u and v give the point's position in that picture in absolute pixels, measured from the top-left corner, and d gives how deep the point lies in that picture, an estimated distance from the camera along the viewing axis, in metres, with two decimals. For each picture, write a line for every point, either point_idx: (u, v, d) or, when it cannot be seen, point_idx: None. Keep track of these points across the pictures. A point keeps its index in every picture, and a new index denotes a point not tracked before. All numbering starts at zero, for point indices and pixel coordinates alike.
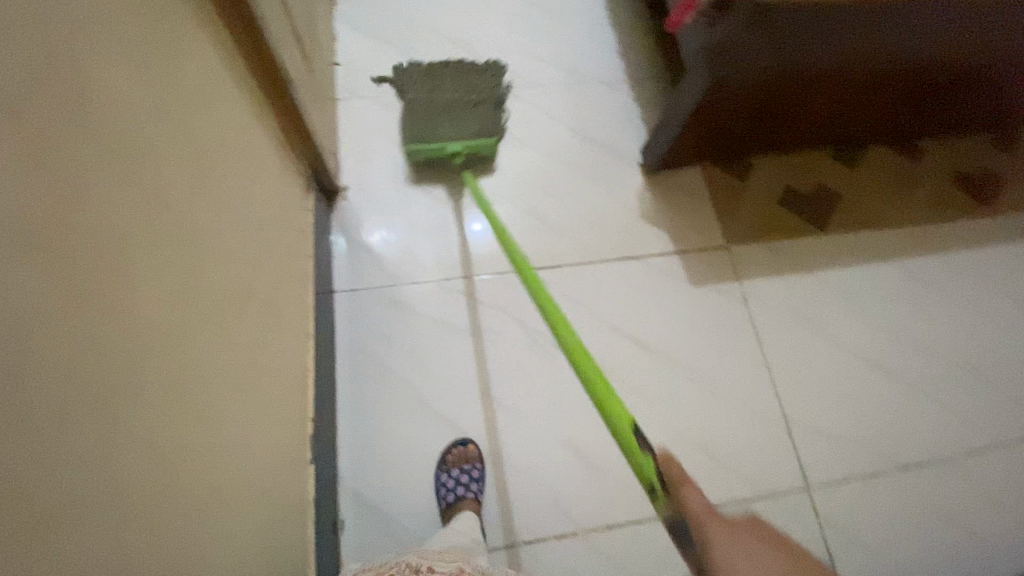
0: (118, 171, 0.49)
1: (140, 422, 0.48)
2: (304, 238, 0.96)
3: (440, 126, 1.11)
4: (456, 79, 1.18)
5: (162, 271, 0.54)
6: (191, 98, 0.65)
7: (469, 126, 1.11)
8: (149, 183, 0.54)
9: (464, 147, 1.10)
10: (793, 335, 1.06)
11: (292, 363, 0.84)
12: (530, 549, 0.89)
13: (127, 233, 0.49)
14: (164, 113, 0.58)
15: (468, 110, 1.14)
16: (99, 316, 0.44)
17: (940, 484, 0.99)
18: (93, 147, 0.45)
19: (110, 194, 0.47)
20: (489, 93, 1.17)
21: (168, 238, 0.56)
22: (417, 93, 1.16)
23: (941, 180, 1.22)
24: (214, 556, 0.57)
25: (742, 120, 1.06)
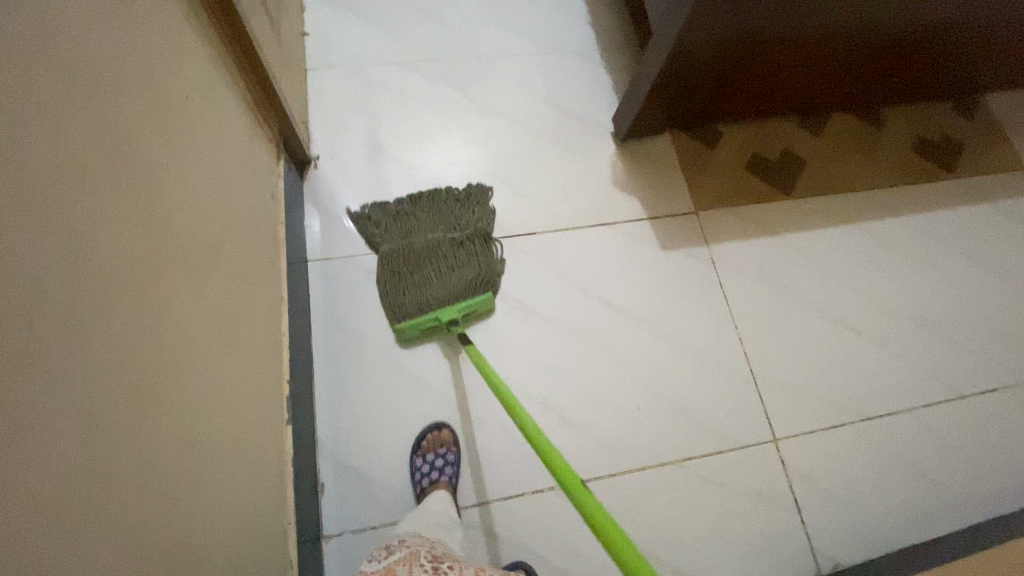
0: (89, 125, 0.50)
1: (118, 368, 0.49)
2: (275, 205, 0.95)
3: (428, 287, 0.98)
4: (434, 217, 1.05)
5: (138, 229, 0.56)
6: (162, 63, 0.65)
7: (460, 280, 0.98)
8: (114, 128, 0.54)
9: (460, 310, 0.97)
10: (761, 294, 1.10)
11: (267, 329, 0.86)
12: (506, 505, 0.92)
13: (101, 187, 0.50)
14: (135, 75, 0.59)
15: (455, 257, 1.01)
16: (75, 264, 0.45)
17: (900, 432, 1.03)
18: (62, 97, 0.46)
19: (83, 148, 0.48)
20: (472, 228, 1.05)
21: (142, 198, 0.57)
22: (394, 244, 1.02)
23: (901, 145, 1.27)
24: (190, 502, 0.58)
25: (706, 91, 1.08)
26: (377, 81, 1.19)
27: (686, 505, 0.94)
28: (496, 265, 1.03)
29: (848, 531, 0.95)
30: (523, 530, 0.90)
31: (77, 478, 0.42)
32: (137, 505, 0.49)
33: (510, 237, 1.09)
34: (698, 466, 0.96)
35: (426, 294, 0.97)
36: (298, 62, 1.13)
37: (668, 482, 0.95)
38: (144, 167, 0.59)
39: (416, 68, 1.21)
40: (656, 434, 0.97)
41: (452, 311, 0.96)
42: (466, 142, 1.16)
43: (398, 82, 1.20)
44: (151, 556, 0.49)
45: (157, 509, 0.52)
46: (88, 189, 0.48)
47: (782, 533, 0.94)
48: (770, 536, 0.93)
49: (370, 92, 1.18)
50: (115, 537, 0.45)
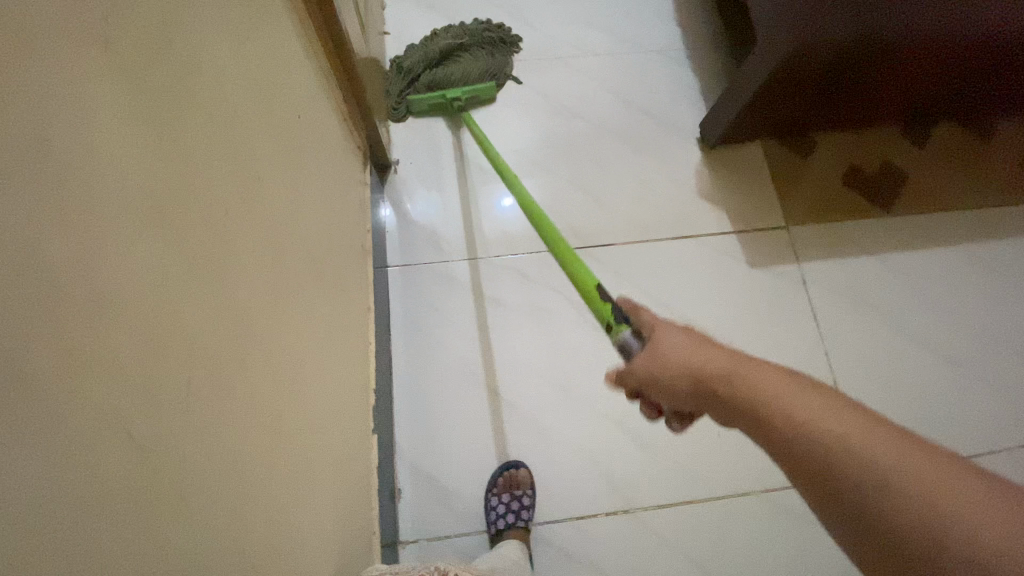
0: (226, 164, 0.52)
1: (245, 405, 0.51)
2: (359, 210, 0.96)
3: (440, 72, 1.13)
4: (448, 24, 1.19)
5: (255, 261, 0.57)
6: (275, 83, 0.66)
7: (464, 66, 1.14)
8: (232, 156, 0.54)
9: (464, 91, 1.12)
10: (853, 317, 1.03)
11: (354, 337, 0.87)
12: (579, 525, 0.91)
13: (233, 227, 0.52)
14: (254, 101, 0.61)
15: (461, 52, 1.16)
16: (220, 314, 0.47)
17: (999, 474, 0.96)
18: (209, 146, 0.48)
19: (223, 193, 0.50)
20: (480, 31, 1.17)
21: (260, 227, 0.59)
22: (414, 55, 1.14)
23: (1016, 160, 1.16)
24: (289, 527, 0.58)
25: (805, 100, 1.02)
26: None
27: (763, 535, 0.91)
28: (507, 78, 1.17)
29: None
30: (595, 549, 0.90)
31: (211, 520, 0.42)
32: (251, 538, 0.49)
33: (587, 246, 1.07)
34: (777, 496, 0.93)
35: (436, 75, 1.13)
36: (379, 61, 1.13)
37: (745, 508, 0.92)
38: (254, 189, 0.58)
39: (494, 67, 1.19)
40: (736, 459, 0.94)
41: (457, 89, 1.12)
42: (543, 145, 1.14)
43: None
44: None
45: (266, 539, 0.52)
46: (217, 224, 0.48)
47: None
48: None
49: None
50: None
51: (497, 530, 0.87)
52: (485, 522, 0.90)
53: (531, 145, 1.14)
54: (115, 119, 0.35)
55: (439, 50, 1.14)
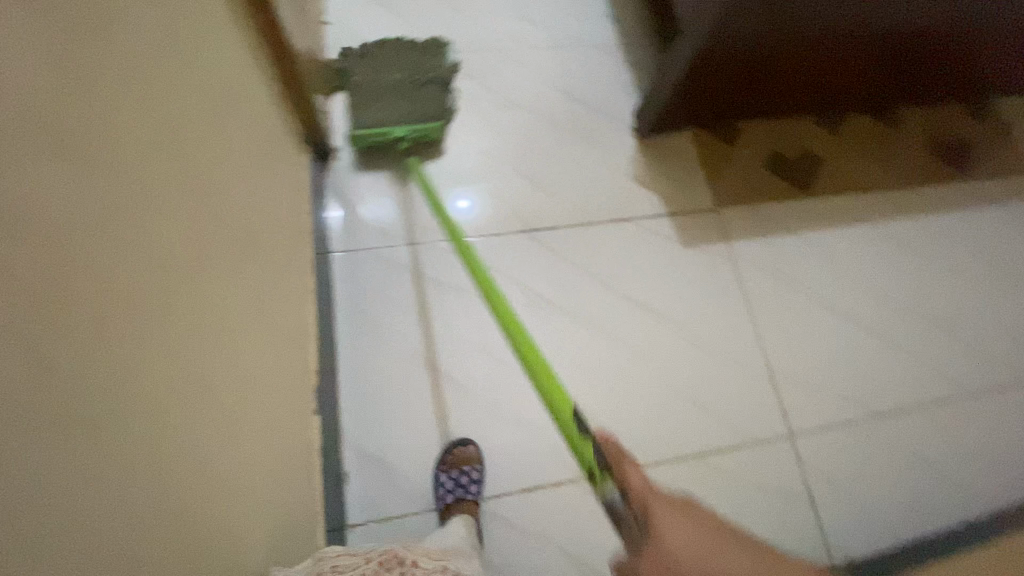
0: (155, 128, 0.51)
1: (174, 369, 0.50)
2: (296, 193, 0.96)
3: (381, 107, 1.08)
4: (401, 61, 1.14)
5: (186, 228, 0.56)
6: (206, 58, 0.66)
7: (412, 105, 1.08)
8: (162, 121, 0.53)
9: (409, 130, 1.07)
10: (777, 291, 1.11)
11: (293, 318, 0.86)
12: (526, 497, 0.93)
13: (163, 191, 0.52)
14: (185, 71, 0.60)
15: (411, 89, 1.10)
16: (146, 272, 0.47)
17: (911, 429, 1.05)
18: (136, 107, 0.48)
19: (151, 156, 0.50)
20: (433, 71, 1.13)
21: (191, 196, 0.59)
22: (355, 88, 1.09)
23: (918, 145, 1.27)
24: (225, 497, 0.58)
25: (728, 90, 1.09)
26: None
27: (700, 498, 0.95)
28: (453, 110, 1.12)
29: (859, 524, 0.97)
30: (543, 521, 0.92)
31: (134, 471, 0.41)
32: (182, 500, 0.48)
33: (530, 230, 1.10)
34: (714, 460, 0.97)
35: (376, 112, 1.07)
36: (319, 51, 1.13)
37: (684, 473, 0.96)
38: (185, 156, 0.58)
39: None
40: (675, 427, 0.99)
41: (402, 128, 1.06)
42: (486, 134, 1.17)
43: None
44: (191, 553, 0.49)
45: (199, 503, 0.52)
46: (142, 183, 0.48)
47: (795, 526, 0.95)
48: (783, 530, 0.95)
49: None
50: (162, 535, 0.45)
51: (446, 505, 0.88)
52: (434, 499, 0.90)
53: (475, 133, 1.16)
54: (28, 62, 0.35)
55: (387, 87, 1.10)
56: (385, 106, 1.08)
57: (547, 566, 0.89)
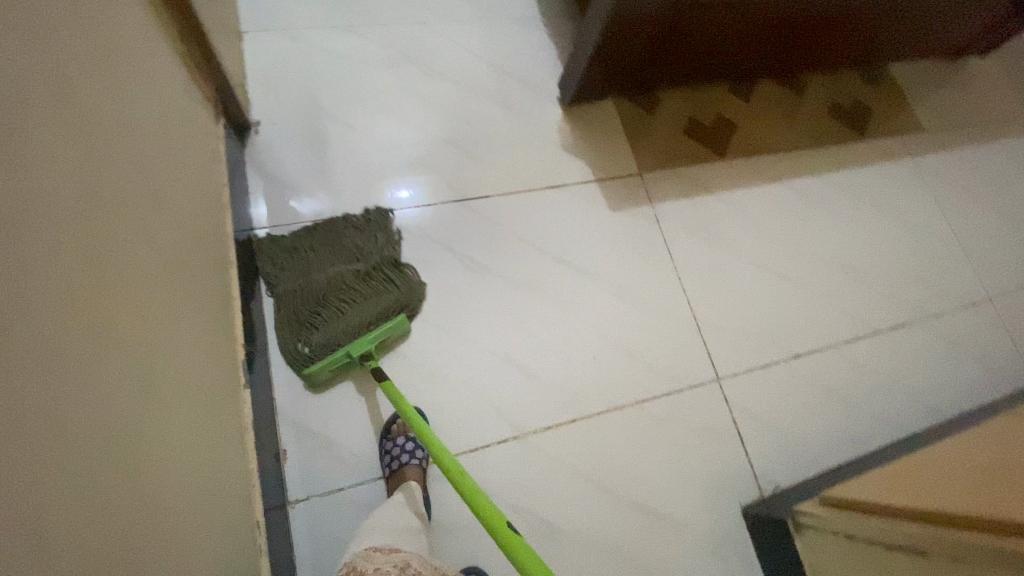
0: (43, 71, 0.49)
1: (79, 320, 0.48)
2: (214, 165, 0.93)
3: (333, 320, 0.92)
4: (336, 251, 0.99)
5: (89, 181, 0.54)
6: (103, 11, 0.63)
7: (365, 305, 0.93)
8: (52, 66, 0.51)
9: (371, 339, 0.91)
10: (700, 246, 1.17)
11: (217, 291, 0.84)
12: (472, 459, 0.94)
13: (57, 136, 0.50)
14: (79, 21, 0.57)
15: (358, 287, 0.95)
16: (39, 216, 0.45)
17: (827, 366, 1.13)
18: (18, 43, 0.46)
19: (40, 98, 0.48)
20: (378, 255, 1.00)
21: (94, 150, 0.56)
22: (292, 292, 0.94)
23: (820, 109, 1.37)
24: (146, 459, 0.55)
25: (643, 61, 1.14)
26: (318, 46, 1.18)
27: (639, 444, 0.99)
28: (410, 286, 0.99)
29: (785, 457, 1.04)
30: (489, 479, 0.93)
31: (22, 412, 0.39)
32: (90, 451, 0.46)
33: (463, 200, 1.10)
34: (650, 407, 1.02)
35: (330, 329, 0.91)
36: (233, 25, 1.10)
37: (623, 423, 1.00)
38: (76, 102, 0.54)
39: (358, 34, 1.20)
40: (612, 379, 1.03)
41: (362, 341, 0.91)
42: (414, 109, 1.16)
43: (340, 46, 1.19)
44: (107, 507, 0.47)
45: (112, 459, 0.49)
46: (20, 115, 0.44)
47: (727, 462, 1.01)
48: (716, 466, 1.01)
49: (312, 59, 1.17)
50: (67, 482, 0.42)
51: (391, 472, 0.88)
52: (381, 468, 0.90)
53: (401, 106, 1.16)
54: None
55: (330, 295, 0.94)
56: (335, 320, 0.92)
57: None
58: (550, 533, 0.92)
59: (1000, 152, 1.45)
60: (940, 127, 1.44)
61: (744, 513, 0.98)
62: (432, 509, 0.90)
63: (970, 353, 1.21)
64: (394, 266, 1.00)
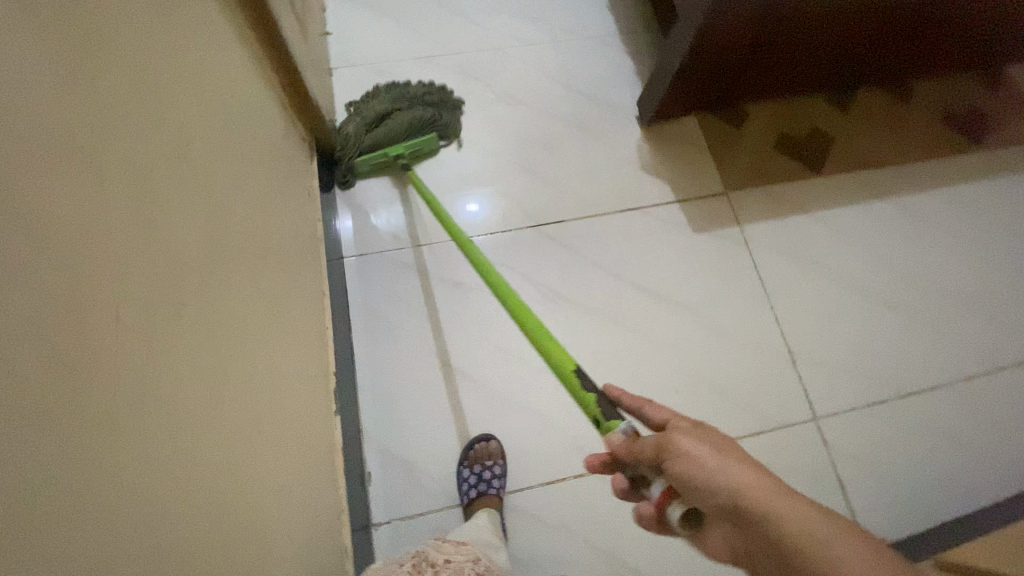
0: (166, 145, 0.54)
1: (196, 373, 0.52)
2: (308, 199, 0.98)
3: (377, 130, 1.10)
4: (387, 89, 1.16)
5: (201, 238, 0.59)
6: (213, 74, 0.68)
7: (403, 116, 1.12)
8: (172, 136, 0.56)
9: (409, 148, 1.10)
10: (792, 271, 1.09)
11: (310, 320, 0.88)
12: (549, 491, 0.93)
13: (177, 205, 0.54)
14: (194, 89, 0.63)
15: (403, 114, 1.12)
16: (165, 283, 0.49)
17: (943, 407, 1.02)
18: (147, 127, 0.50)
19: (164, 173, 0.52)
20: (421, 94, 1.16)
21: (205, 207, 0.61)
22: (349, 117, 1.12)
23: (932, 117, 1.24)
24: (242, 490, 0.57)
25: (730, 74, 1.08)
26: (401, 76, 1.22)
27: None
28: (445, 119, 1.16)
29: (892, 507, 0.95)
30: (565, 513, 0.92)
31: (155, 473, 0.42)
32: (195, 491, 0.48)
33: (540, 226, 1.10)
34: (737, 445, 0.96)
35: (373, 134, 1.10)
36: (324, 62, 1.16)
37: None
38: (191, 166, 0.59)
39: (439, 63, 1.24)
40: (696, 413, 0.98)
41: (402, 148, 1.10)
42: (492, 134, 1.18)
43: (421, 75, 1.22)
44: (211, 542, 0.49)
45: (215, 497, 0.52)
46: (145, 188, 0.48)
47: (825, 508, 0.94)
48: None
49: None
50: (188, 531, 0.46)
51: (470, 500, 0.89)
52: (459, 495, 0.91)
53: (480, 132, 1.18)
54: (57, 93, 0.37)
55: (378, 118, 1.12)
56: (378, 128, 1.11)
57: (573, 557, 0.89)
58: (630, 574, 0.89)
59: None
60: None
61: None
62: (509, 538, 0.90)
63: None
64: (434, 105, 1.16)
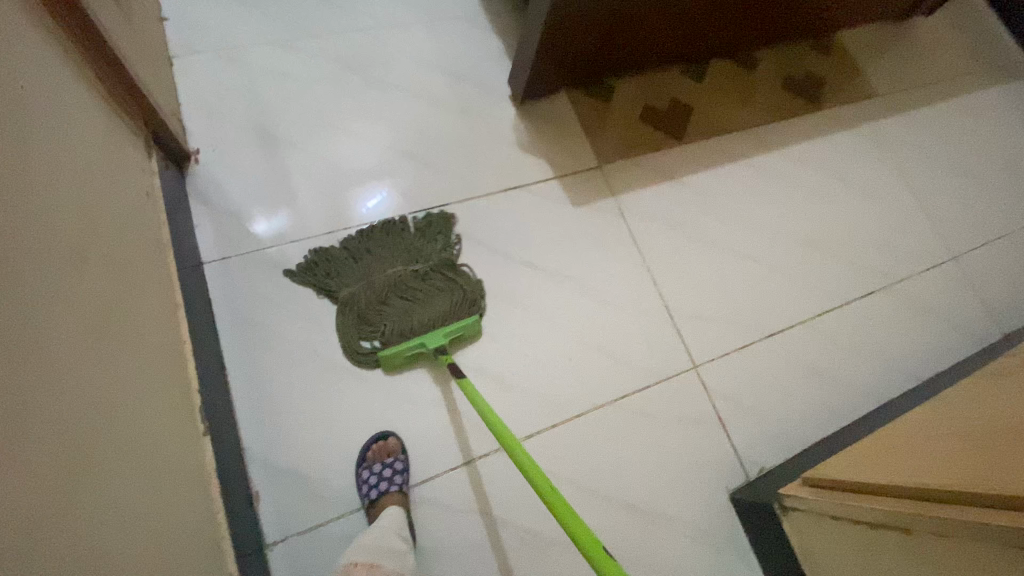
0: None
1: (24, 401, 0.46)
2: (152, 203, 0.88)
3: (404, 317, 0.94)
4: (392, 255, 1.01)
5: (18, 248, 0.51)
6: (14, 65, 0.60)
7: (431, 297, 0.97)
8: None
9: (446, 334, 0.94)
10: (665, 234, 1.16)
11: (167, 336, 0.80)
12: (454, 477, 0.92)
13: None
14: None
15: (425, 290, 0.97)
16: None
17: (804, 343, 1.13)
18: None
19: None
20: (434, 256, 1.02)
21: (20, 214, 0.53)
22: (360, 301, 0.96)
23: (774, 83, 1.36)
24: (91, 502, 0.51)
25: (591, 50, 1.12)
26: (254, 63, 1.13)
27: (621, 441, 0.98)
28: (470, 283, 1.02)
29: (769, 438, 1.04)
30: (473, 496, 0.91)
31: None
32: (34, 527, 0.42)
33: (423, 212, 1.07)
34: (629, 402, 1.01)
35: (402, 325, 0.93)
36: (158, 50, 1.05)
37: (605, 422, 0.99)
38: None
39: (296, 48, 1.16)
40: (590, 378, 1.01)
41: (438, 336, 0.93)
42: (363, 120, 1.13)
43: (277, 62, 1.14)
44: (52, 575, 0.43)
45: (59, 530, 0.45)
46: None
47: (712, 450, 1.01)
48: (699, 455, 1.00)
49: (252, 79, 1.12)
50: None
51: (371, 501, 0.85)
52: (360, 498, 0.87)
53: (352, 120, 1.12)
54: None
55: (394, 294, 0.96)
56: (404, 315, 0.95)
57: (487, 539, 0.89)
58: (541, 543, 0.90)
59: (956, 112, 1.46)
60: (894, 91, 1.44)
61: (732, 499, 0.98)
62: (417, 532, 0.88)
63: (944, 315, 1.22)
64: (450, 266, 1.02)
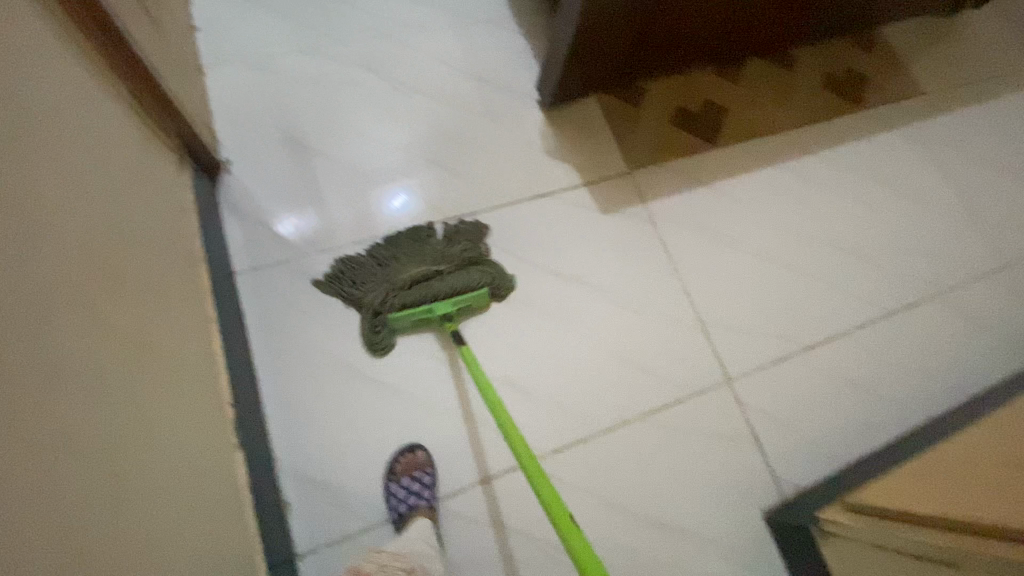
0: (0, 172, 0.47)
1: (63, 428, 0.46)
2: (184, 216, 0.89)
3: (418, 295, 0.94)
4: (417, 256, 0.99)
5: (57, 273, 0.52)
6: (51, 88, 0.60)
7: (446, 278, 0.96)
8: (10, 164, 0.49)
9: (454, 304, 0.94)
10: (698, 242, 1.12)
11: (200, 349, 0.81)
12: (481, 491, 0.91)
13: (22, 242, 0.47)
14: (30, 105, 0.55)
15: (444, 279, 0.96)
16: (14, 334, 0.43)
17: (843, 356, 1.09)
18: None
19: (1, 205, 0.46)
20: (458, 253, 1.00)
21: (58, 238, 0.54)
22: (383, 302, 0.94)
23: (812, 83, 1.31)
24: (128, 525, 0.51)
25: (622, 53, 1.08)
26: (283, 71, 1.13)
27: (651, 457, 0.96)
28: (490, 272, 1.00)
29: (806, 456, 1.01)
30: (500, 510, 0.90)
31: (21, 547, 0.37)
32: (74, 557, 0.43)
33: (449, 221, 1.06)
34: (660, 416, 0.99)
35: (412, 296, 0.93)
36: (190, 60, 1.06)
37: (634, 437, 0.97)
38: (38, 195, 0.52)
39: (324, 55, 1.16)
40: (618, 391, 0.99)
41: (445, 304, 0.93)
42: (390, 127, 1.12)
43: (306, 69, 1.14)
44: None
45: (99, 558, 0.46)
46: None
47: (745, 466, 0.98)
48: (732, 472, 0.97)
49: (280, 87, 1.12)
50: None
51: (399, 515, 0.85)
52: (388, 511, 0.87)
53: (378, 127, 1.12)
54: None
55: (415, 287, 0.95)
56: (421, 298, 0.94)
57: (514, 554, 0.88)
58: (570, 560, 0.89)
59: (1009, 110, 1.38)
60: (941, 90, 1.37)
61: (766, 518, 0.95)
62: (444, 546, 0.88)
63: (994, 327, 1.16)
64: (473, 261, 1.00)
